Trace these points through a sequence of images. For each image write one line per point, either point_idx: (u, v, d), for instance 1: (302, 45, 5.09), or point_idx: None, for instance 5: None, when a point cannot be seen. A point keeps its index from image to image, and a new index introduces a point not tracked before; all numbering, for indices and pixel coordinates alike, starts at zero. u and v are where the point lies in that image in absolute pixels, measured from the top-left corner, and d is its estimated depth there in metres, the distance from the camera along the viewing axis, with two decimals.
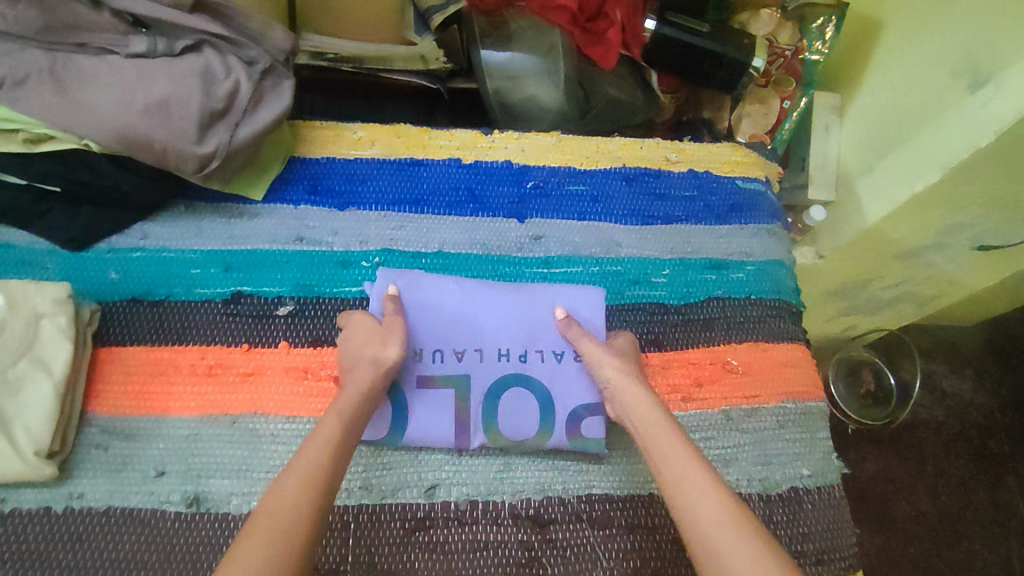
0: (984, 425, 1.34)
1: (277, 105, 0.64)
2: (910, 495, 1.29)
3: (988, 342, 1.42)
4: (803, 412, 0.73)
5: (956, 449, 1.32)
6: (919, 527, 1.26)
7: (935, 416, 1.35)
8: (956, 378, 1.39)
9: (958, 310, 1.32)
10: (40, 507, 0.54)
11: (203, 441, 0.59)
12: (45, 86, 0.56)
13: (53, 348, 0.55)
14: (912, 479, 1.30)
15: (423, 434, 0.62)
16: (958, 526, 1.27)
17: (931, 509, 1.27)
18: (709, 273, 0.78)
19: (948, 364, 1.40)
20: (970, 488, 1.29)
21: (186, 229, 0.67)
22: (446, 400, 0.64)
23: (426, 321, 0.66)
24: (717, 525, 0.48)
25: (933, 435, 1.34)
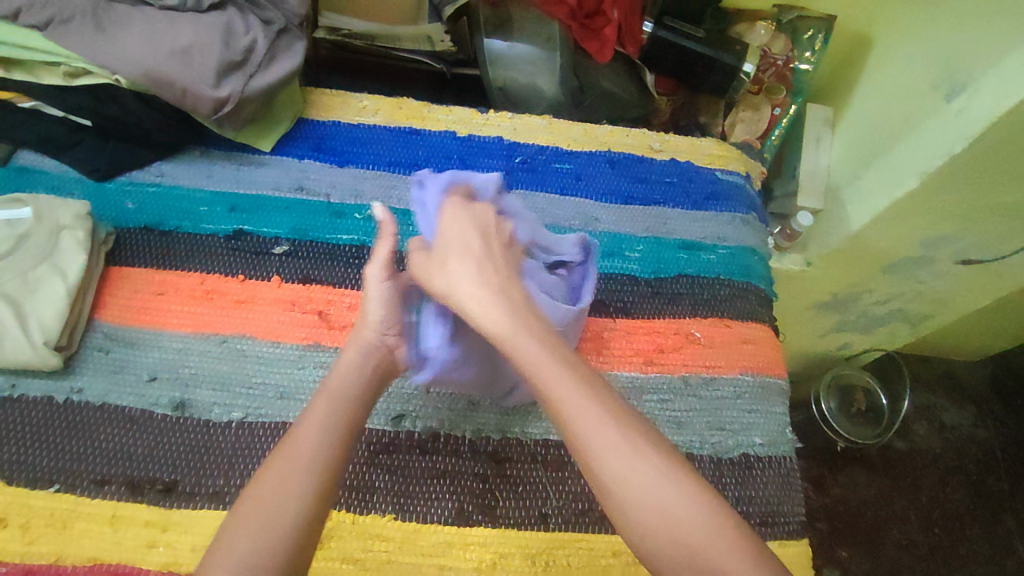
0: (984, 461, 1.35)
1: (289, 62, 0.71)
2: (900, 522, 1.28)
3: (992, 378, 1.46)
4: (760, 385, 0.75)
5: (953, 483, 1.33)
6: (908, 556, 1.25)
7: (933, 448, 1.37)
8: (956, 412, 1.42)
9: (948, 331, 1.35)
10: (45, 396, 0.60)
11: (193, 355, 0.64)
12: (85, 25, 0.63)
13: (70, 257, 0.62)
14: (904, 507, 1.30)
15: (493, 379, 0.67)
16: (949, 559, 1.26)
17: (924, 541, 1.27)
18: (682, 252, 0.82)
19: (949, 397, 1.44)
20: (966, 524, 1.29)
21: (199, 171, 0.74)
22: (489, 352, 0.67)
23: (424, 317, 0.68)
24: (678, 524, 0.47)
25: (931, 466, 1.35)
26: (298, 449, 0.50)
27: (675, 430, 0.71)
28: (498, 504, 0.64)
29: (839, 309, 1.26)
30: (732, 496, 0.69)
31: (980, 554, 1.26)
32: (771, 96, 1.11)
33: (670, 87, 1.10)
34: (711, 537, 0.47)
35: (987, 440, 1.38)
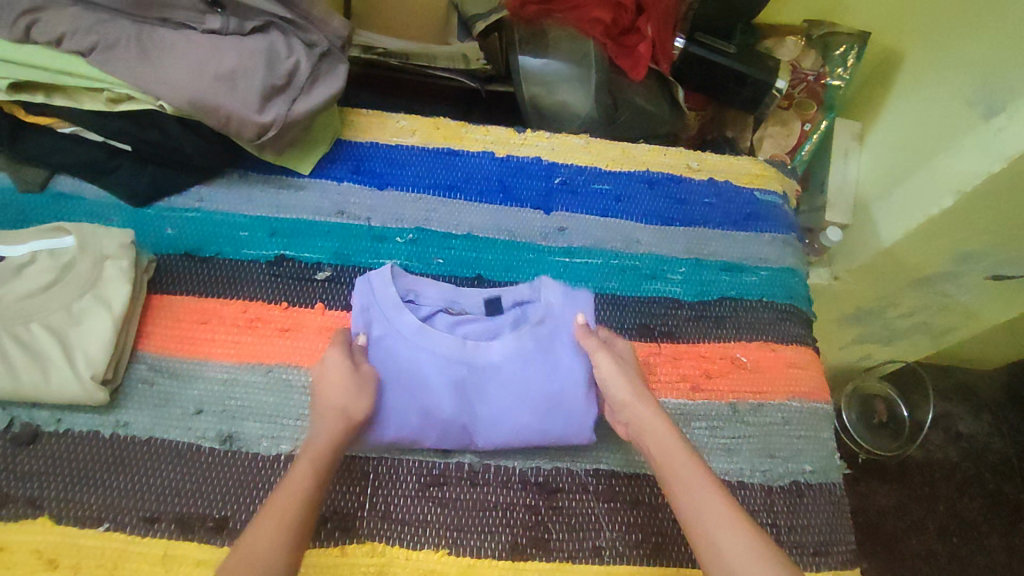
0: (999, 469, 1.33)
1: (331, 86, 0.70)
2: (917, 533, 1.25)
3: (1006, 386, 1.44)
4: (808, 411, 0.75)
5: (969, 492, 1.30)
6: (927, 565, 1.22)
7: (948, 456, 1.34)
8: (972, 422, 1.39)
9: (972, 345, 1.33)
10: (91, 431, 0.59)
11: (239, 386, 0.63)
12: (130, 51, 0.62)
13: (114, 287, 0.60)
14: (922, 517, 1.27)
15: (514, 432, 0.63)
16: (967, 568, 1.23)
17: (943, 549, 1.24)
18: (723, 274, 0.81)
19: (964, 406, 1.41)
20: (982, 533, 1.26)
21: (239, 195, 0.73)
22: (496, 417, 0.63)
23: (417, 390, 0.63)
24: (750, 564, 0.49)
25: (945, 474, 1.32)
26: (275, 502, 0.51)
27: (726, 457, 0.70)
28: (551, 537, 0.62)
29: (865, 323, 1.25)
30: (783, 525, 0.68)
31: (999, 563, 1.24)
32: (801, 111, 1.09)
33: (700, 103, 1.09)
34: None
35: (1003, 450, 1.36)
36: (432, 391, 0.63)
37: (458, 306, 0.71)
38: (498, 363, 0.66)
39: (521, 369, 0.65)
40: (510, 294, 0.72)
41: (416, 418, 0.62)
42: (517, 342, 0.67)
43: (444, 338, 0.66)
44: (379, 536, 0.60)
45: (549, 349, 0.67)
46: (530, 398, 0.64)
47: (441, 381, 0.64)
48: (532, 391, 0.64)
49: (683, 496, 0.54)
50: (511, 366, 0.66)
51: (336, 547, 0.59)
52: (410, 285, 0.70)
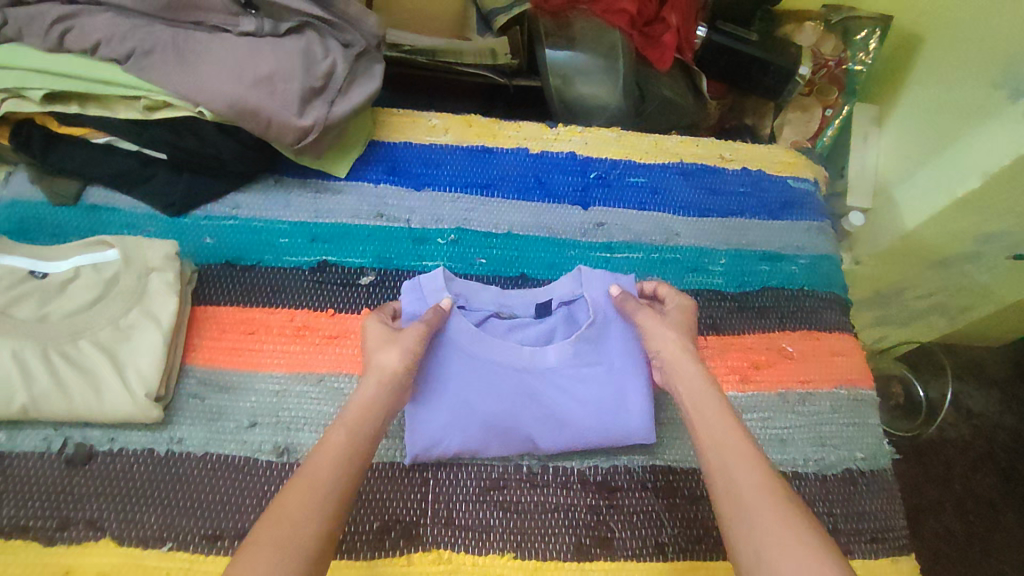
0: (1011, 445, 1.31)
1: (368, 87, 0.69)
2: (935, 513, 1.23)
3: (1011, 359, 1.41)
4: (855, 399, 0.74)
5: (983, 467, 1.28)
6: (946, 543, 1.20)
7: (960, 433, 1.32)
8: (981, 397, 1.37)
9: (992, 327, 1.31)
10: (145, 449, 0.57)
11: (292, 397, 0.62)
12: (167, 56, 0.60)
13: (161, 300, 0.59)
14: (939, 496, 1.25)
15: (580, 437, 0.63)
16: (985, 546, 1.21)
17: (963, 528, 1.22)
18: (763, 264, 0.81)
19: (972, 381, 1.38)
20: (997, 508, 1.24)
21: (276, 201, 0.71)
22: (561, 424, 0.63)
23: (479, 403, 0.62)
24: (756, 495, 0.50)
25: (959, 450, 1.30)
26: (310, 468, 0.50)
27: (778, 448, 0.70)
28: (615, 536, 0.62)
29: (884, 306, 1.24)
30: (838, 514, 0.68)
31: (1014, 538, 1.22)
32: (822, 98, 1.10)
33: (721, 91, 1.08)
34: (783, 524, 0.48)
35: (1014, 425, 1.34)
36: (496, 398, 0.63)
37: (508, 309, 0.70)
38: (558, 365, 0.65)
39: (582, 371, 0.65)
40: (557, 293, 0.70)
41: (479, 429, 0.62)
42: (573, 345, 0.66)
43: (501, 346, 0.65)
44: (442, 543, 0.59)
45: (603, 347, 0.67)
46: (590, 400, 0.64)
47: (504, 387, 0.63)
48: (589, 388, 0.65)
49: (705, 428, 0.57)
50: (570, 370, 0.65)
51: (402, 556, 0.58)
52: (460, 291, 0.68)
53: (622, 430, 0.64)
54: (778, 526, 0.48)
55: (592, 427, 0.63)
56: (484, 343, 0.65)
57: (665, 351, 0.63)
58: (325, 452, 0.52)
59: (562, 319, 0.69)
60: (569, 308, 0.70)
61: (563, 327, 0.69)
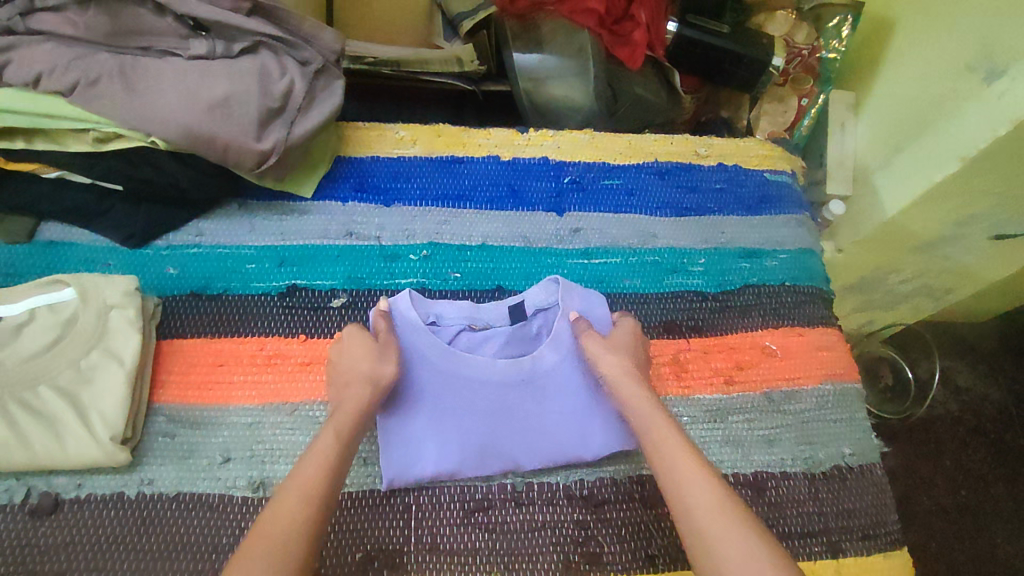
0: (1000, 420, 1.31)
1: (329, 103, 0.67)
2: (927, 489, 1.24)
3: (1000, 336, 1.39)
4: (841, 393, 0.73)
5: (974, 444, 1.28)
6: (939, 520, 1.21)
7: (951, 411, 1.32)
8: (971, 374, 1.36)
9: (977, 304, 1.31)
10: (114, 493, 0.56)
11: (265, 428, 0.60)
12: (115, 85, 0.58)
13: (123, 337, 0.57)
14: (932, 475, 1.25)
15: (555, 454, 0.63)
16: (980, 521, 1.21)
17: (955, 505, 1.22)
18: (743, 261, 0.80)
19: (962, 360, 1.37)
20: (989, 483, 1.25)
21: (241, 226, 0.69)
22: (535, 442, 0.63)
23: (445, 421, 0.62)
24: (709, 518, 0.51)
25: (950, 429, 1.30)
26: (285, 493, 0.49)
27: (765, 449, 0.69)
28: (603, 551, 0.60)
29: (868, 291, 1.23)
30: (828, 511, 0.67)
31: (1007, 511, 1.23)
32: (797, 87, 1.08)
33: (695, 85, 1.07)
34: (731, 537, 0.49)
35: (1001, 399, 1.33)
36: (431, 400, 0.63)
37: (481, 322, 0.69)
38: (541, 376, 0.66)
39: (557, 385, 0.66)
40: (531, 300, 0.70)
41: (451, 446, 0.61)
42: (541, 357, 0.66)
43: (475, 362, 0.64)
44: (427, 570, 0.58)
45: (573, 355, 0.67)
46: (564, 415, 0.65)
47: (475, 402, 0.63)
48: (549, 404, 0.65)
49: (673, 455, 0.55)
50: (539, 383, 0.65)
51: None
52: (431, 307, 0.67)
53: (540, 456, 0.62)
54: (736, 546, 0.48)
55: (568, 443, 0.63)
56: (429, 343, 0.64)
57: (625, 385, 0.62)
58: (318, 453, 0.52)
59: (536, 326, 0.71)
60: (544, 316, 0.71)
61: (535, 336, 0.71)
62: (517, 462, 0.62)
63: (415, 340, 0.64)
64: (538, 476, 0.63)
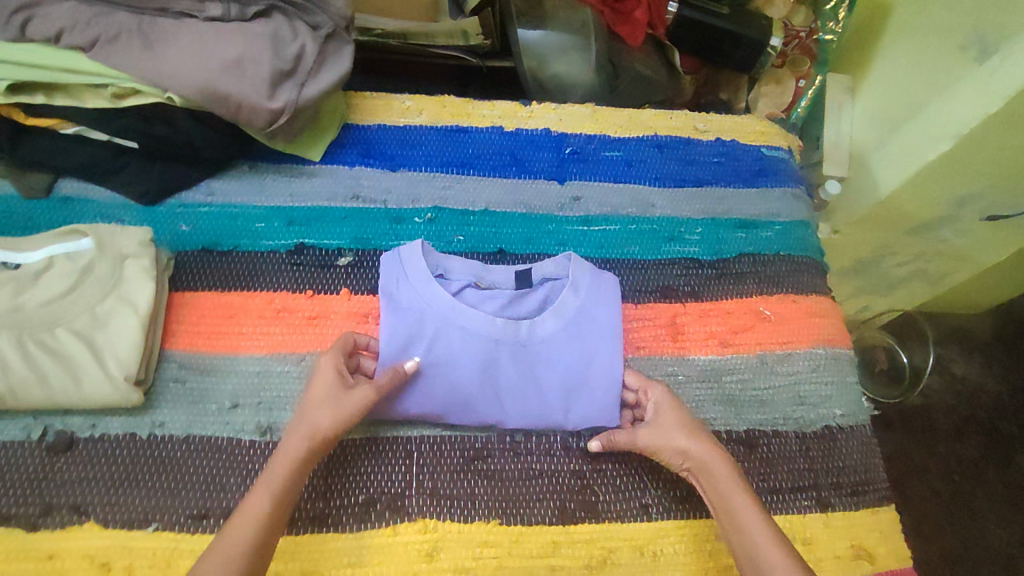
0: (995, 408, 1.32)
1: (338, 68, 0.69)
2: (922, 474, 1.26)
3: (996, 326, 1.41)
4: (833, 357, 0.75)
5: (969, 431, 1.30)
6: (934, 504, 1.23)
7: (947, 399, 1.33)
8: (967, 363, 1.38)
9: (973, 292, 1.32)
10: (127, 433, 0.58)
11: (273, 377, 0.62)
12: (133, 43, 0.60)
13: (137, 286, 0.59)
14: (927, 461, 1.27)
15: (542, 416, 0.64)
16: (973, 505, 1.23)
17: (947, 488, 1.24)
18: (739, 231, 0.82)
19: (958, 348, 1.39)
20: (983, 470, 1.26)
21: (250, 186, 0.71)
22: (522, 403, 0.64)
23: (435, 373, 0.63)
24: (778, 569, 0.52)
25: (946, 416, 1.32)
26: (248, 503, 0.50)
27: (758, 408, 0.71)
28: (599, 500, 0.62)
29: (865, 275, 1.25)
30: (819, 469, 0.69)
31: (1000, 496, 1.25)
32: (795, 69, 1.10)
33: (695, 66, 1.08)
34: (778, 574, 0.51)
35: (997, 388, 1.35)
36: (426, 346, 0.63)
37: (487, 281, 0.70)
38: (537, 342, 0.65)
39: (554, 353, 0.65)
40: (538, 269, 0.70)
41: (441, 396, 0.62)
42: (540, 325, 0.65)
43: (473, 317, 0.64)
44: (427, 513, 0.59)
45: (576, 322, 0.66)
46: (555, 379, 0.65)
47: (468, 358, 0.63)
48: (540, 370, 0.65)
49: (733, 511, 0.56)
50: (535, 346, 0.65)
51: (388, 528, 0.58)
52: (442, 260, 0.68)
53: (531, 414, 0.64)
54: None
55: (555, 406, 0.64)
56: (430, 294, 0.64)
57: (672, 453, 0.60)
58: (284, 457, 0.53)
59: (542, 296, 0.70)
60: (550, 286, 0.71)
61: (539, 306, 0.70)
62: (500, 415, 0.64)
63: (414, 290, 0.65)
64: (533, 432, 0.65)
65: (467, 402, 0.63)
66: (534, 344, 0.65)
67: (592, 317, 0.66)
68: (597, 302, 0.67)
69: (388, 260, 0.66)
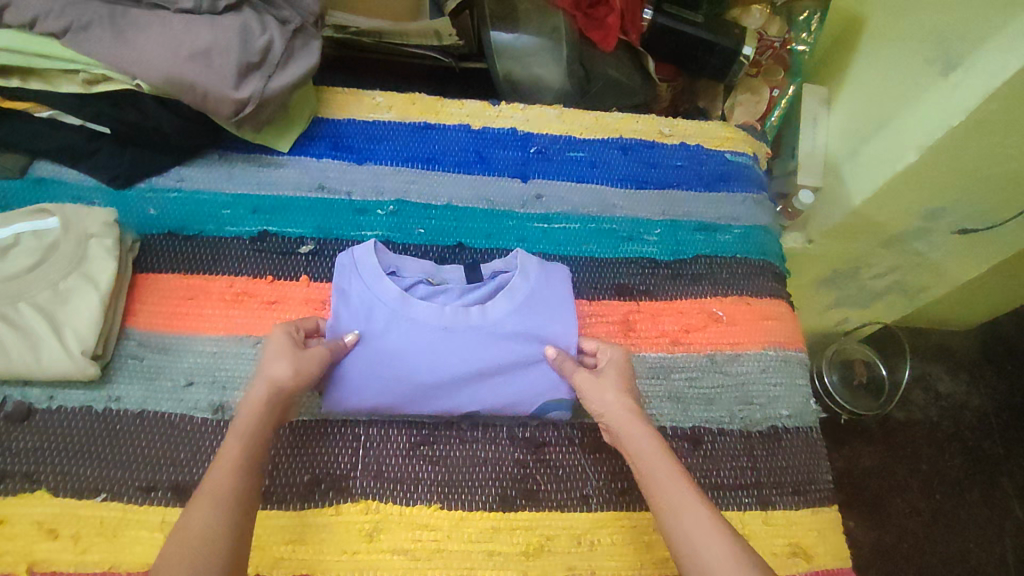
0: (978, 427, 1.33)
1: (306, 62, 0.71)
2: (900, 491, 1.26)
3: (981, 343, 1.42)
4: (783, 359, 0.77)
5: (951, 450, 1.31)
6: (913, 523, 1.23)
7: (929, 416, 1.34)
8: (951, 381, 1.39)
9: (952, 306, 1.33)
10: (84, 406, 0.60)
11: (230, 358, 0.65)
12: (105, 32, 0.63)
13: (100, 264, 0.62)
14: (906, 475, 1.28)
15: (501, 405, 0.65)
16: (951, 523, 1.24)
17: (926, 506, 1.25)
18: (698, 234, 0.84)
19: (943, 365, 1.40)
20: (964, 488, 1.27)
21: (219, 174, 0.74)
22: (480, 394, 0.65)
23: (392, 361, 0.63)
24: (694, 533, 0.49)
25: (927, 435, 1.32)
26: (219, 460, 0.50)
27: (705, 406, 0.73)
28: (541, 488, 0.64)
29: (840, 285, 1.26)
30: (763, 467, 0.70)
31: (980, 516, 1.25)
32: (769, 78, 1.12)
33: (670, 73, 1.11)
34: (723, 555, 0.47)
35: (981, 406, 1.35)
36: (381, 335, 0.64)
37: (439, 278, 0.70)
38: (489, 326, 0.65)
39: (506, 336, 0.65)
40: (489, 265, 0.71)
41: (397, 384, 0.63)
42: (493, 311, 0.65)
43: (423, 306, 0.65)
44: (371, 495, 0.61)
45: (528, 306, 0.66)
46: (514, 363, 0.65)
47: (423, 344, 0.64)
48: (496, 354, 0.64)
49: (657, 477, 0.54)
50: (489, 332, 0.65)
51: (330, 506, 0.60)
52: (394, 259, 0.69)
53: (486, 406, 0.65)
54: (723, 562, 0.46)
55: (514, 399, 0.65)
56: (381, 286, 0.65)
57: (612, 410, 0.60)
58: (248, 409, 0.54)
59: (493, 284, 0.69)
60: (503, 277, 0.71)
61: (493, 292, 0.69)
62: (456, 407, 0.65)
63: (367, 281, 0.65)
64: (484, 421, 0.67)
65: (423, 389, 0.63)
66: (487, 330, 0.65)
67: (543, 300, 0.67)
68: (547, 288, 0.68)
69: (341, 258, 0.67)
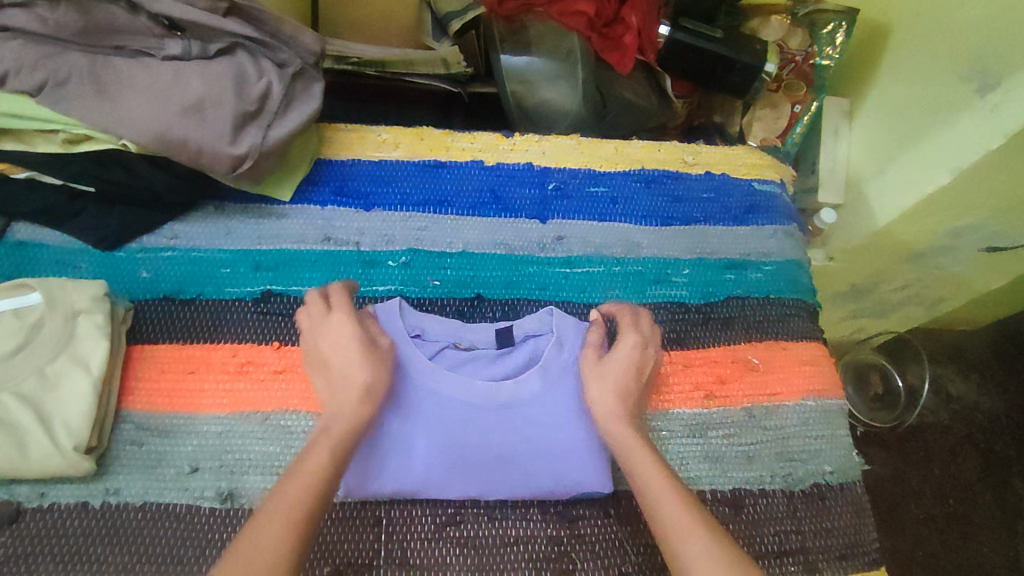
0: (990, 429, 1.21)
1: (307, 106, 0.65)
2: (915, 497, 1.16)
3: (993, 345, 1.29)
4: (823, 409, 0.73)
5: (963, 452, 1.20)
6: (928, 530, 1.13)
7: (941, 420, 1.23)
8: (962, 382, 1.26)
9: (981, 312, 1.21)
10: (78, 502, 0.56)
11: (236, 438, 0.60)
12: (85, 87, 0.57)
13: (89, 345, 0.56)
14: (918, 481, 1.17)
15: (530, 486, 0.60)
16: (967, 529, 1.14)
17: (942, 513, 1.15)
18: (728, 273, 0.79)
19: (954, 367, 1.27)
20: (977, 493, 1.17)
21: (217, 229, 0.68)
22: (507, 476, 0.60)
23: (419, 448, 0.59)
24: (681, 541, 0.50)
25: (939, 437, 1.21)
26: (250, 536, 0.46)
27: (745, 466, 0.69)
28: (576, 568, 0.60)
29: (858, 298, 1.15)
30: (806, 530, 0.66)
31: (992, 519, 1.15)
32: (791, 93, 1.05)
33: (687, 89, 1.01)
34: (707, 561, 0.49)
35: (993, 408, 1.24)
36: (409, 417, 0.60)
37: (466, 342, 0.67)
38: (522, 404, 0.62)
39: (539, 415, 0.61)
40: (520, 326, 0.67)
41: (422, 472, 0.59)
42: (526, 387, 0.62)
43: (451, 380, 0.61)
44: None
45: (562, 382, 0.63)
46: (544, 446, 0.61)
47: (451, 424, 0.60)
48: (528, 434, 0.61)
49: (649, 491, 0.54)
50: (523, 409, 0.61)
51: None
52: (417, 321, 0.65)
53: (513, 484, 0.60)
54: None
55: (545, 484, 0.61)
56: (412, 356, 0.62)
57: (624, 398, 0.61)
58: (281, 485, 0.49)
59: (526, 354, 0.66)
60: (533, 343, 0.67)
61: (524, 364, 0.66)
62: (483, 477, 0.61)
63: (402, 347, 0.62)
64: (517, 503, 0.62)
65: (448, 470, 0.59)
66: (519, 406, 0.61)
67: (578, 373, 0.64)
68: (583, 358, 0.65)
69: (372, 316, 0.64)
